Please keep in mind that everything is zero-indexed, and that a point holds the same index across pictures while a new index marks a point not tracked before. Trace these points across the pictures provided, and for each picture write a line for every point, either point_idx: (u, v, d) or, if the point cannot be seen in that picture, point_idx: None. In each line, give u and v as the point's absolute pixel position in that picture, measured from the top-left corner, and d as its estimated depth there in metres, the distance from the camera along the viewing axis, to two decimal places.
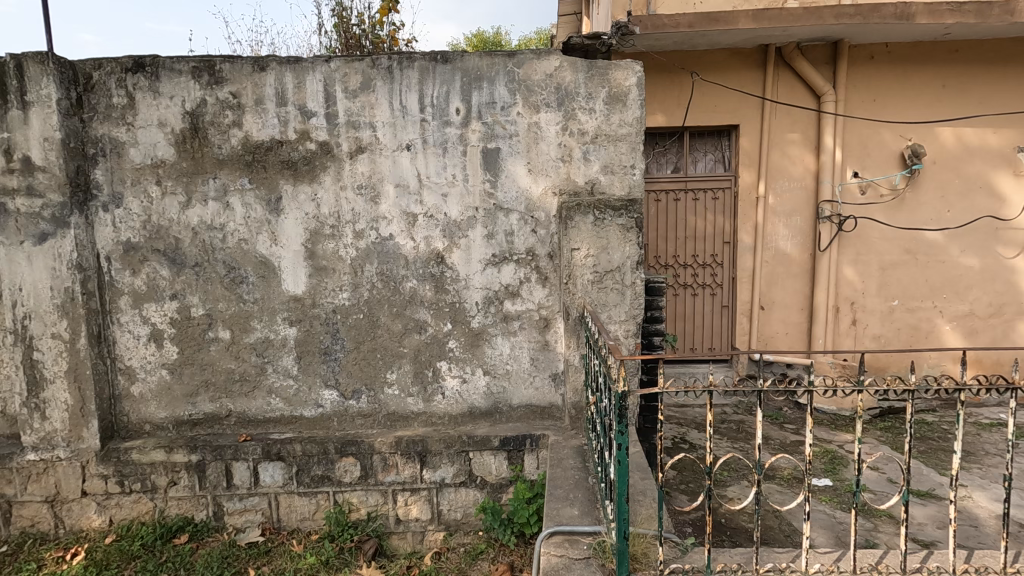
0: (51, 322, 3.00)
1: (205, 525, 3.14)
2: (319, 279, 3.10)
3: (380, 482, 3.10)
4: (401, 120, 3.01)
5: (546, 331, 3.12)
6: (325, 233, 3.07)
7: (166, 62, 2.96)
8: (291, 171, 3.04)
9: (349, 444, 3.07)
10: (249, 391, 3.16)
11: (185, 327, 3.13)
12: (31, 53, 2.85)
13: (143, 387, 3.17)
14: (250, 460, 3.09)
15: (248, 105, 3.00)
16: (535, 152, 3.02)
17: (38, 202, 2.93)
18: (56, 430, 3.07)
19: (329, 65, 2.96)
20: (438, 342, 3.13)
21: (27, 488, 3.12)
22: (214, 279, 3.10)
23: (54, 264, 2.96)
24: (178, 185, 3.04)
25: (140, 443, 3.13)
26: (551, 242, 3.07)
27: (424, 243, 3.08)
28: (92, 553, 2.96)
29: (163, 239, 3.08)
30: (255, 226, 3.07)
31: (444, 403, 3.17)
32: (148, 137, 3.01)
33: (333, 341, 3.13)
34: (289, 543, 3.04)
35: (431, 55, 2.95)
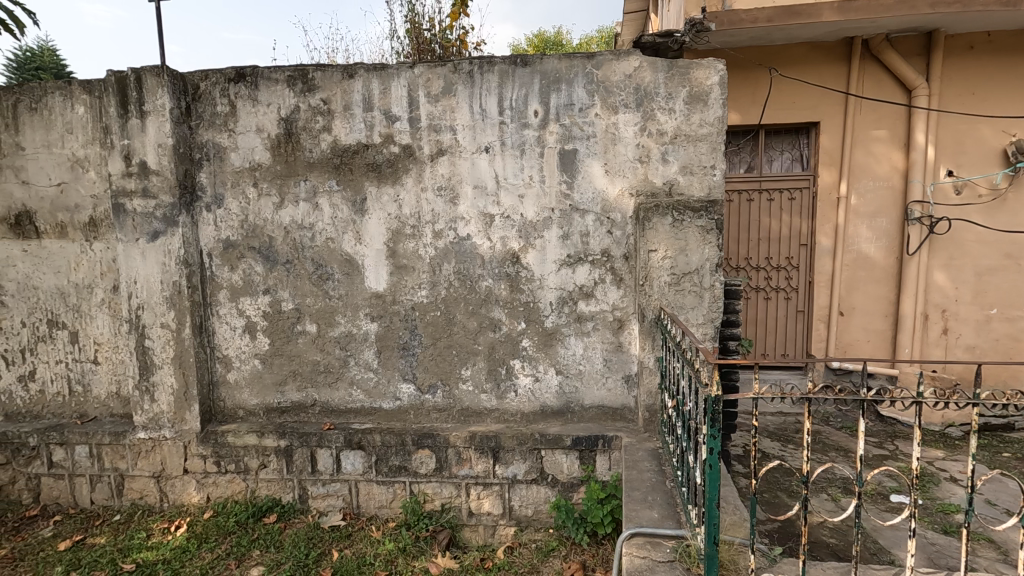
0: (161, 313, 3.28)
1: (292, 506, 3.33)
2: (400, 277, 3.22)
3: (454, 475, 3.19)
4: (481, 123, 3.08)
5: (620, 332, 3.12)
6: (406, 233, 3.20)
7: (264, 72, 3.17)
8: (375, 174, 3.18)
9: (425, 437, 3.17)
10: (333, 381, 3.33)
11: (276, 320, 3.33)
12: (148, 67, 3.12)
13: (237, 375, 3.40)
14: (333, 448, 3.26)
15: (337, 111, 3.16)
16: (612, 153, 3.02)
17: (152, 203, 3.21)
18: (163, 412, 3.35)
19: (414, 70, 3.08)
20: (512, 340, 3.19)
21: (137, 464, 3.42)
22: (303, 275, 3.28)
23: (164, 260, 3.24)
24: (273, 187, 3.24)
25: (235, 427, 3.36)
26: (627, 243, 3.06)
27: (500, 243, 3.14)
28: (193, 527, 3.22)
29: (258, 237, 3.29)
30: (341, 225, 3.23)
31: (517, 400, 3.22)
32: (247, 142, 3.23)
33: (412, 337, 3.25)
34: (368, 529, 3.17)
35: (511, 58, 3.01)
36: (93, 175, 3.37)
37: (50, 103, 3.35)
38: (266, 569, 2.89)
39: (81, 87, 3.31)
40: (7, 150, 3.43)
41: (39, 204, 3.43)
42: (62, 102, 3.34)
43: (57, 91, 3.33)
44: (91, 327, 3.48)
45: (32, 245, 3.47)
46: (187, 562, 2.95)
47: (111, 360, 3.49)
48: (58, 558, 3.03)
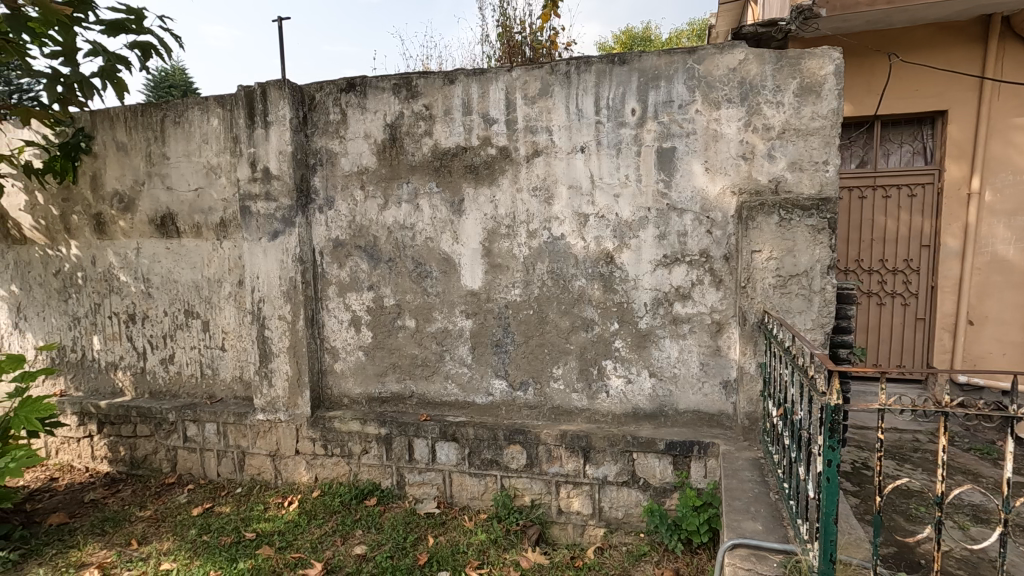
0: (279, 306, 3.58)
1: (390, 491, 3.52)
2: (494, 275, 3.30)
3: (544, 472, 3.23)
4: (577, 123, 3.09)
5: (718, 336, 3.01)
6: (501, 233, 3.27)
7: (372, 81, 3.37)
8: (473, 175, 3.28)
9: (517, 433, 3.23)
10: (429, 374, 3.48)
11: (378, 315, 3.53)
12: (272, 81, 3.42)
13: (343, 365, 3.64)
14: (429, 439, 3.40)
15: (438, 115, 3.29)
16: (713, 151, 2.92)
17: (273, 206, 3.52)
18: (279, 396, 3.66)
19: (511, 74, 3.15)
20: (604, 341, 3.17)
21: (256, 443, 3.76)
22: (404, 273, 3.45)
23: (283, 257, 3.53)
24: (378, 189, 3.44)
25: (341, 413, 3.60)
26: (727, 243, 2.95)
27: (594, 243, 3.13)
28: (303, 504, 3.50)
29: (364, 237, 3.50)
30: (440, 225, 3.37)
31: (608, 401, 3.20)
32: (356, 148, 3.45)
33: (505, 334, 3.32)
34: (461, 519, 3.29)
35: (609, 57, 3.00)
36: (224, 181, 3.75)
37: (191, 117, 3.76)
38: (368, 548, 3.07)
39: (216, 101, 3.69)
40: (155, 159, 3.90)
41: (179, 207, 3.87)
42: (200, 116, 3.75)
43: (196, 106, 3.74)
44: (220, 317, 3.87)
45: (174, 243, 3.92)
46: (299, 535, 3.21)
47: (236, 348, 3.86)
48: (192, 523, 3.41)
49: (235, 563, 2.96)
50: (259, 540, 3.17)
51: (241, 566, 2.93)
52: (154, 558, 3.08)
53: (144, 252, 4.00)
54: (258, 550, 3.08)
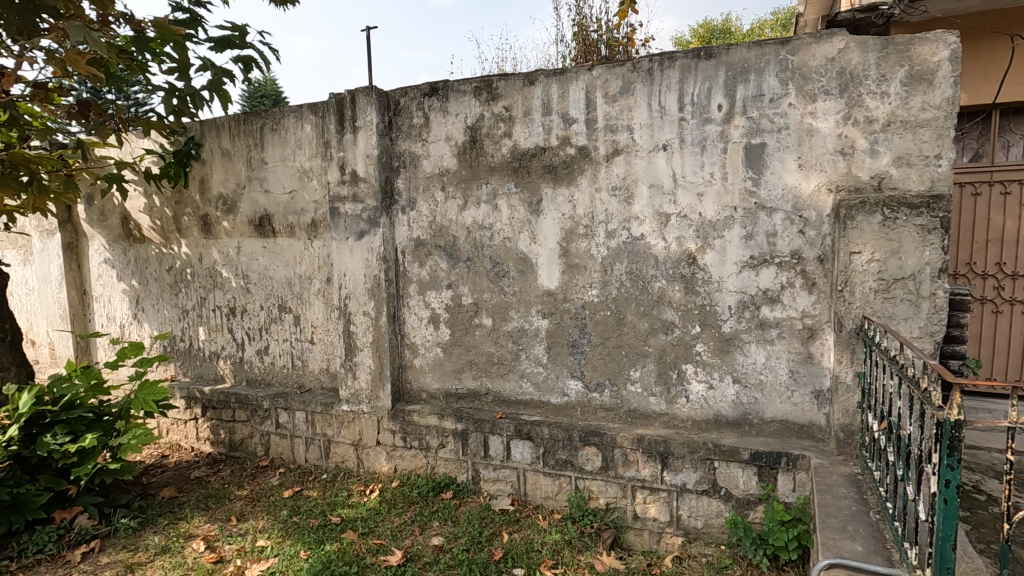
0: (363, 302, 3.75)
1: (466, 486, 3.59)
2: (572, 275, 3.29)
3: (620, 476, 3.18)
4: (659, 121, 3.02)
5: (810, 342, 2.84)
6: (579, 233, 3.25)
7: (454, 85, 3.45)
8: (551, 175, 3.28)
9: (593, 434, 3.21)
10: (505, 372, 3.52)
11: (456, 313, 3.61)
12: (360, 88, 3.59)
13: (422, 360, 3.75)
14: (504, 436, 3.45)
15: (518, 117, 3.32)
16: (808, 146, 2.76)
17: (360, 207, 3.69)
18: (362, 388, 3.83)
19: (592, 73, 3.13)
20: (685, 344, 3.08)
21: (340, 432, 3.96)
22: (481, 272, 3.50)
23: (368, 256, 3.70)
24: (458, 190, 3.52)
25: (419, 408, 3.72)
26: (822, 244, 2.78)
27: (676, 244, 3.05)
28: (384, 493, 3.64)
29: (443, 236, 3.59)
30: (518, 225, 3.39)
31: (688, 407, 3.10)
32: (437, 150, 3.55)
33: (581, 335, 3.30)
34: (535, 517, 3.30)
35: (695, 52, 2.91)
36: (315, 184, 3.97)
37: (287, 124, 4.02)
38: (445, 540, 3.15)
39: (309, 109, 3.92)
40: (255, 164, 4.20)
41: (275, 209, 4.15)
42: (295, 123, 4.00)
43: (292, 113, 3.99)
44: (309, 312, 4.11)
45: (270, 242, 4.20)
46: (380, 523, 3.34)
47: (323, 341, 4.08)
48: (283, 504, 3.64)
49: (322, 545, 3.13)
50: (344, 525, 3.33)
51: (328, 548, 3.09)
52: (251, 535, 3.31)
53: (244, 250, 4.32)
54: (343, 534, 3.24)
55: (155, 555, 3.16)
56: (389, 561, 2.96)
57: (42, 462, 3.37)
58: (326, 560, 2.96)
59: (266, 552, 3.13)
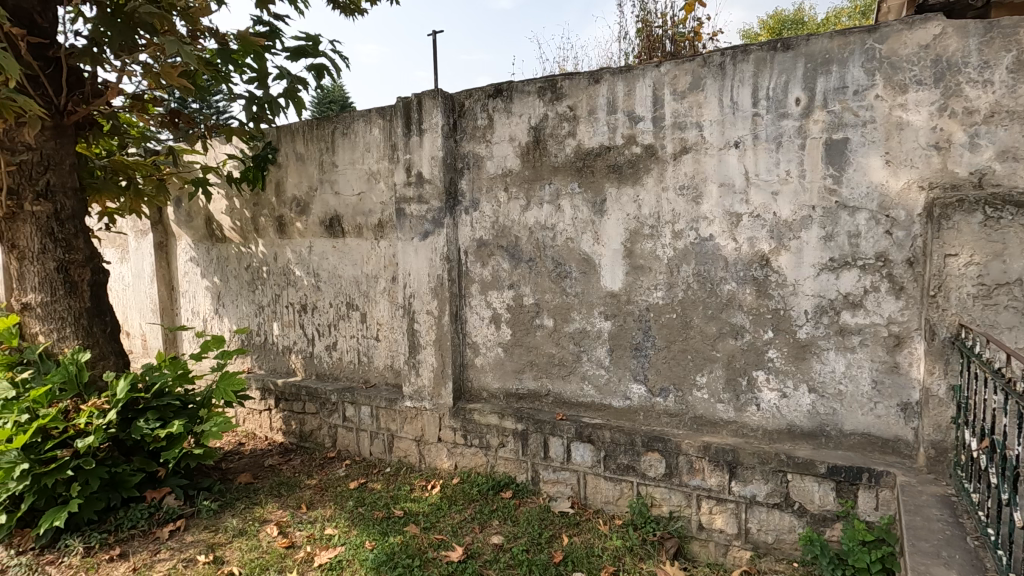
0: (427, 301, 3.83)
1: (525, 486, 3.59)
2: (636, 277, 3.22)
3: (684, 484, 3.09)
4: (731, 117, 2.91)
5: (896, 351, 2.65)
6: (645, 233, 3.18)
7: (518, 86, 3.45)
8: (616, 175, 3.22)
9: (656, 439, 3.13)
10: (566, 374, 3.49)
11: (518, 313, 3.61)
12: (426, 92, 3.66)
13: (484, 360, 3.79)
14: (565, 438, 3.42)
15: (582, 116, 3.29)
16: (897, 141, 2.57)
17: (425, 208, 3.77)
18: (424, 385, 3.91)
19: (660, 69, 3.05)
20: (756, 349, 2.95)
21: (403, 427, 4.06)
22: (543, 273, 3.49)
23: (432, 256, 3.77)
24: (521, 191, 3.52)
25: (480, 406, 3.75)
26: (911, 246, 2.58)
27: (747, 245, 2.92)
28: (445, 489, 3.70)
29: (506, 237, 3.60)
30: (581, 225, 3.35)
31: (759, 415, 2.97)
32: (501, 151, 3.56)
33: (645, 338, 3.23)
34: (596, 522, 3.26)
35: (770, 44, 2.78)
36: (382, 186, 4.10)
37: (357, 128, 4.18)
38: (505, 539, 3.16)
39: (377, 113, 4.05)
40: (326, 167, 4.38)
41: (345, 210, 4.31)
42: (364, 127, 4.14)
43: (361, 118, 4.14)
44: (375, 310, 4.24)
45: (340, 242, 4.37)
46: (441, 518, 3.40)
47: (388, 338, 4.20)
48: (349, 495, 3.77)
49: (386, 537, 3.22)
50: (406, 518, 3.41)
51: (392, 540, 3.17)
52: (320, 522, 3.45)
53: (315, 250, 4.51)
54: (405, 528, 3.32)
55: (233, 537, 3.35)
56: (450, 557, 3.00)
57: (136, 444, 3.65)
58: (390, 552, 3.04)
59: (333, 541, 3.25)
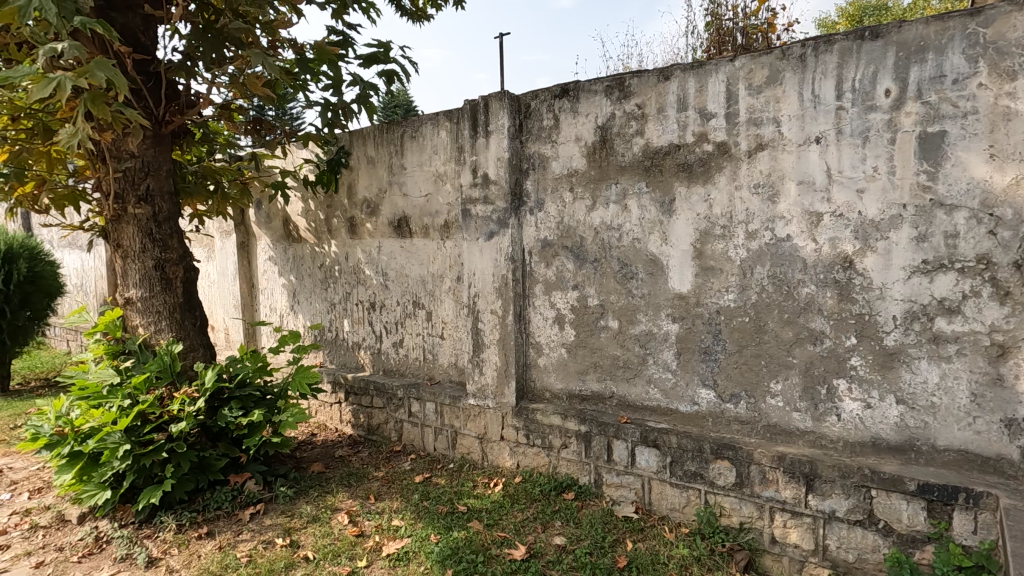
0: (491, 301, 3.88)
1: (588, 488, 3.55)
2: (706, 278, 3.12)
3: (756, 495, 2.96)
4: (812, 112, 2.77)
5: (1000, 362, 2.44)
6: (716, 233, 3.07)
7: (585, 85, 3.43)
8: (686, 174, 3.14)
9: (726, 447, 3.03)
10: (631, 377, 3.44)
11: (582, 314, 3.59)
12: (493, 94, 3.70)
13: (546, 360, 3.79)
14: (629, 441, 3.37)
15: (651, 114, 3.22)
16: (1003, 132, 2.36)
17: (490, 209, 3.82)
18: (488, 384, 3.96)
19: (735, 63, 2.95)
20: (837, 356, 2.78)
21: (466, 424, 4.13)
22: (609, 274, 3.45)
23: (497, 256, 3.81)
24: (586, 191, 3.49)
25: (543, 406, 3.76)
26: (1019, 247, 2.37)
27: (829, 246, 2.77)
28: (507, 487, 3.73)
29: (570, 237, 3.58)
30: (648, 226, 3.29)
31: (839, 426, 2.81)
32: (566, 151, 3.55)
33: (715, 341, 3.13)
34: (661, 528, 3.19)
35: (857, 33, 2.63)
36: (449, 187, 4.18)
37: (425, 131, 4.29)
38: (568, 540, 3.15)
39: (445, 116, 4.14)
40: (395, 170, 4.52)
41: (412, 211, 4.43)
42: (432, 130, 4.25)
43: (429, 121, 4.24)
44: (441, 309, 4.33)
45: (407, 242, 4.50)
46: (504, 516, 3.43)
47: (452, 337, 4.29)
48: (415, 488, 3.88)
49: (450, 531, 3.28)
50: (470, 514, 3.47)
51: (456, 535, 3.23)
52: (387, 514, 3.57)
53: (384, 250, 4.67)
54: (469, 523, 3.37)
55: (308, 523, 3.52)
56: (513, 555, 3.02)
57: (222, 431, 3.90)
58: (455, 547, 3.10)
59: (400, 532, 3.36)
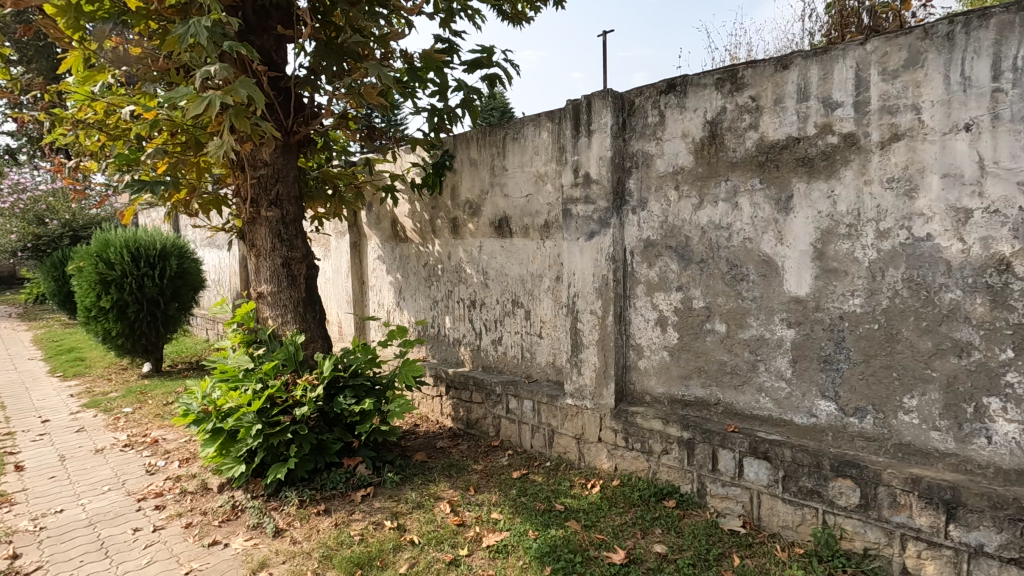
0: (591, 301, 3.85)
1: (690, 497, 3.42)
2: (828, 281, 2.89)
3: (884, 519, 2.70)
4: (960, 96, 2.47)
5: None
6: (840, 232, 2.84)
7: (694, 79, 3.31)
8: (807, 169, 2.93)
9: (848, 465, 2.79)
10: (740, 384, 3.26)
11: (686, 317, 3.46)
12: (596, 92, 3.68)
13: (647, 362, 3.70)
14: (736, 451, 3.20)
15: (767, 106, 3.04)
16: None
17: (592, 208, 3.79)
18: (586, 385, 3.94)
19: (866, 47, 2.71)
20: (988, 371, 2.47)
21: (564, 424, 4.14)
22: (717, 275, 3.30)
23: (597, 256, 3.78)
24: (693, 189, 3.36)
25: (643, 410, 3.67)
26: None
27: (979, 246, 2.47)
28: (605, 490, 3.69)
29: (675, 237, 3.47)
30: (762, 225, 3.10)
31: (990, 450, 2.49)
32: (672, 148, 3.44)
33: (837, 349, 2.89)
34: (772, 546, 3.00)
35: (1020, 4, 2.31)
36: (549, 187, 4.21)
37: (526, 132, 4.35)
38: (669, 549, 3.06)
39: (547, 117, 4.18)
40: (497, 171, 4.63)
41: (513, 211, 4.51)
42: (533, 131, 4.30)
43: (531, 122, 4.30)
44: (540, 308, 4.38)
45: (508, 242, 4.59)
46: (602, 518, 3.40)
47: (551, 336, 4.31)
48: (512, 484, 3.95)
49: (548, 529, 3.31)
50: (567, 513, 3.48)
51: (555, 533, 3.25)
52: (486, 506, 3.67)
53: (485, 249, 4.79)
54: (567, 522, 3.38)
55: (413, 508, 3.71)
56: (612, 558, 2.99)
57: (337, 417, 4.21)
58: (553, 544, 3.12)
59: (500, 525, 3.44)
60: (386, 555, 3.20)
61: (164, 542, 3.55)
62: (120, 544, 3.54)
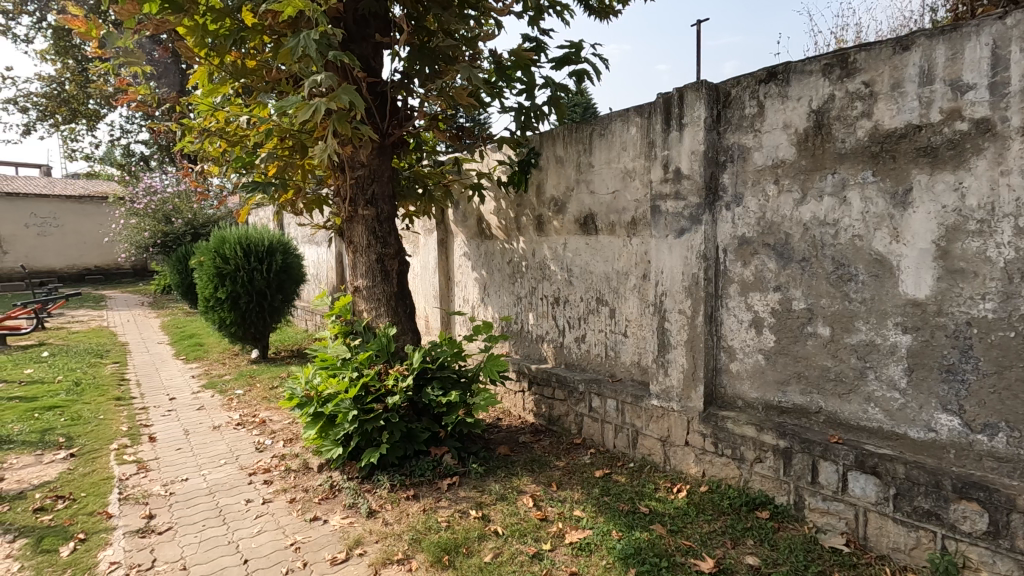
0: (680, 300, 3.73)
1: (786, 509, 3.24)
2: (952, 282, 2.62)
3: (1018, 551, 2.43)
4: None
5: None
6: (969, 229, 2.56)
7: (798, 66, 3.11)
8: (929, 159, 2.66)
9: (974, 487, 2.52)
10: (844, 392, 3.04)
11: (785, 318, 3.27)
12: (689, 84, 3.55)
13: (740, 365, 3.53)
14: (840, 464, 2.99)
15: (883, 92, 2.80)
16: None
17: (682, 204, 3.67)
18: (673, 386, 3.83)
19: (1005, 21, 2.42)
20: None
21: (649, 425, 4.05)
22: (820, 275, 3.09)
23: (687, 254, 3.66)
24: (795, 183, 3.16)
25: (734, 415, 3.52)
26: None
27: None
28: (692, 495, 3.57)
29: (774, 234, 3.28)
30: (874, 221, 2.87)
31: None
32: (772, 140, 3.26)
33: (963, 358, 2.61)
34: (880, 569, 2.77)
35: None
36: (638, 184, 4.14)
37: (614, 128, 4.29)
38: (763, 562, 2.91)
39: (635, 111, 4.10)
40: (584, 168, 4.60)
41: (599, 208, 4.47)
42: (622, 126, 4.24)
43: (619, 117, 4.23)
44: (625, 306, 4.31)
45: (593, 240, 4.55)
46: (689, 524, 3.30)
47: (637, 335, 4.23)
48: (595, 483, 3.92)
49: (632, 531, 3.26)
50: (652, 516, 3.41)
51: (639, 535, 3.20)
52: (569, 503, 3.67)
53: (570, 247, 4.78)
54: (652, 526, 3.31)
55: (497, 500, 3.80)
56: (700, 566, 2.89)
57: (425, 407, 4.37)
58: (637, 546, 3.07)
59: (583, 523, 3.43)
60: (472, 543, 3.30)
61: (272, 514, 3.87)
62: (235, 513, 3.91)
